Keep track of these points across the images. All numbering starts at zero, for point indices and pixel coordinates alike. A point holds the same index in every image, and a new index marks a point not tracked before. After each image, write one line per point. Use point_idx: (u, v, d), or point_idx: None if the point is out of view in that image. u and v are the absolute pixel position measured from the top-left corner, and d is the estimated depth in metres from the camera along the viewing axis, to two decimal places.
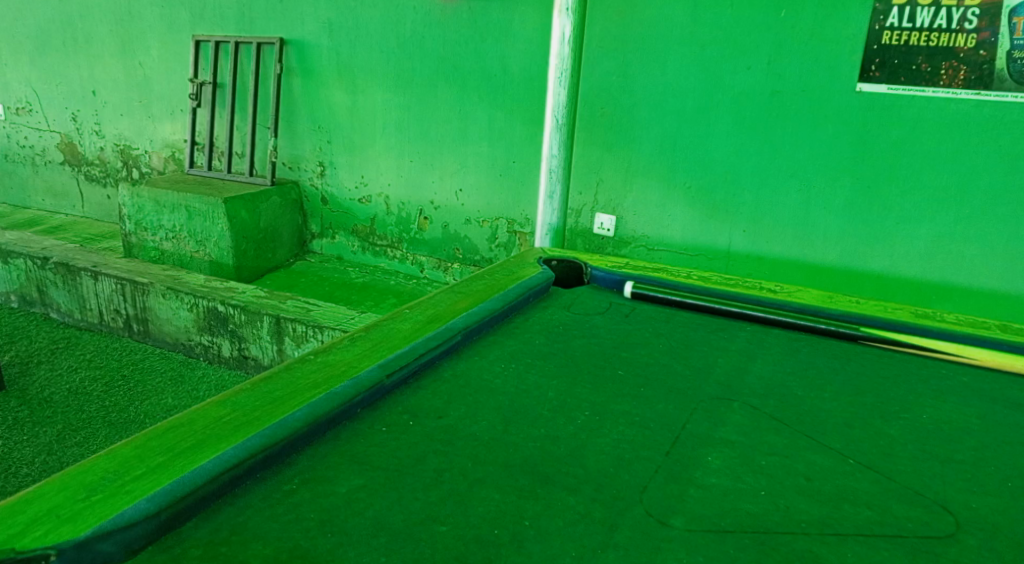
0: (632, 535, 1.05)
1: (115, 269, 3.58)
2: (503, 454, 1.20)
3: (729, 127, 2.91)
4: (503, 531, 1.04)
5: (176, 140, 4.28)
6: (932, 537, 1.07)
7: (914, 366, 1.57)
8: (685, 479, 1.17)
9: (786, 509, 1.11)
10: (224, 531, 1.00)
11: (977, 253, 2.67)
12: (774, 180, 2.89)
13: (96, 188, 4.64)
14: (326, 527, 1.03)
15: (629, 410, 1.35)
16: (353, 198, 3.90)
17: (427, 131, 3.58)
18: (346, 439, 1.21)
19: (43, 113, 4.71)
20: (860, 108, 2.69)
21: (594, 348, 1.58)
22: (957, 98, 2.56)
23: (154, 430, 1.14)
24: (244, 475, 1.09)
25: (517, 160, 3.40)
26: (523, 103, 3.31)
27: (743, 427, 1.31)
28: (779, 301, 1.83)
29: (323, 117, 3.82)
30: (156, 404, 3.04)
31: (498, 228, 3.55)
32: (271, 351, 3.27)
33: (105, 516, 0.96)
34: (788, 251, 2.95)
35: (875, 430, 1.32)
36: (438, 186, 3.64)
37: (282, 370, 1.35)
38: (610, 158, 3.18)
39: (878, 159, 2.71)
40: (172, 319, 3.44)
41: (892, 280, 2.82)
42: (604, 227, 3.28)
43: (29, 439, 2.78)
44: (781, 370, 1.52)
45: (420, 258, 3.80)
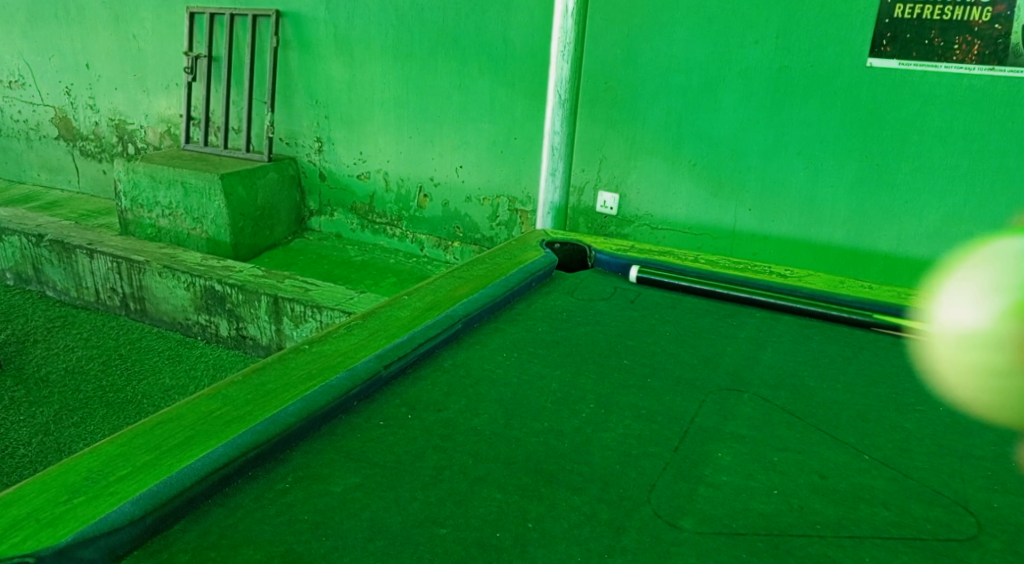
0: (640, 538, 1.00)
1: (111, 247, 3.52)
2: (506, 450, 1.15)
3: (735, 103, 2.84)
4: (505, 535, 0.99)
5: (171, 115, 4.21)
6: (952, 539, 1.03)
7: (929, 354, 1.52)
8: (694, 477, 1.12)
9: (800, 510, 1.07)
10: (214, 535, 0.96)
11: (988, 233, 2.61)
12: (782, 159, 2.83)
13: (91, 163, 4.57)
14: (320, 530, 0.99)
15: (636, 402, 1.30)
16: (351, 174, 3.83)
17: (427, 106, 3.50)
18: (341, 434, 1.16)
19: (37, 86, 4.63)
20: (871, 84, 2.62)
21: (599, 336, 1.53)
22: (970, 74, 2.48)
23: (141, 426, 1.10)
24: (235, 474, 1.04)
25: (519, 136, 3.33)
26: (525, 78, 3.23)
27: (753, 420, 1.27)
28: (789, 286, 1.77)
29: (320, 91, 3.74)
30: (154, 384, 3.00)
31: (499, 206, 3.49)
32: (269, 330, 3.22)
33: (88, 520, 0.91)
34: (795, 230, 2.89)
35: (890, 424, 1.28)
36: (437, 163, 3.58)
37: (275, 362, 1.30)
38: (613, 135, 3.11)
39: (888, 136, 2.64)
40: (169, 298, 3.39)
41: (900, 260, 2.77)
42: (606, 205, 3.22)
43: (26, 420, 2.74)
44: (792, 360, 1.47)
45: (420, 236, 3.75)
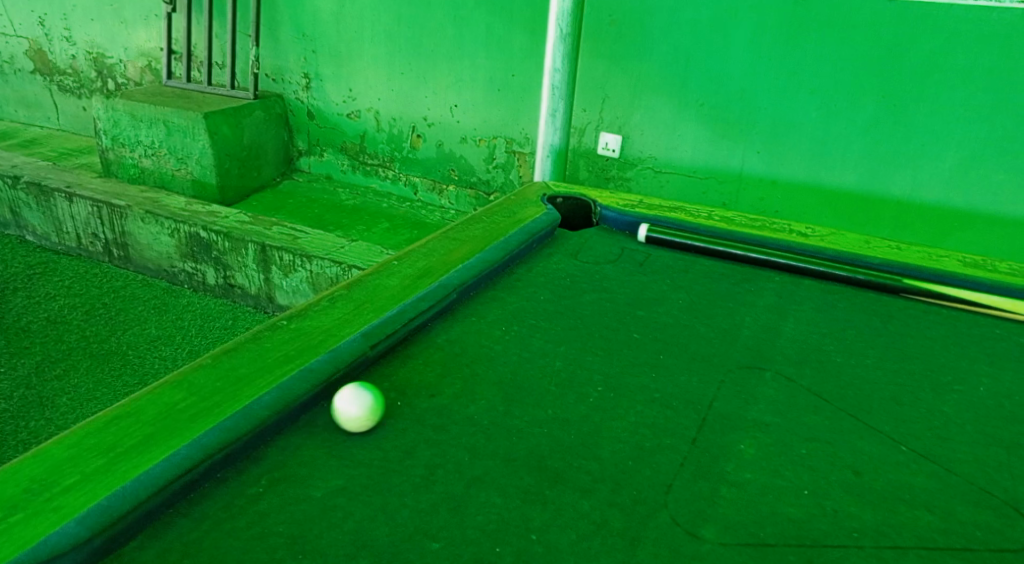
0: (657, 552, 0.89)
1: (91, 191, 3.35)
2: (505, 444, 1.03)
3: (747, 39, 2.63)
4: (506, 550, 0.88)
5: (152, 49, 3.99)
6: (1006, 550, 0.92)
7: (962, 323, 1.41)
8: (716, 475, 1.01)
9: (835, 515, 0.96)
10: (176, 553, 0.85)
11: (1006, 178, 2.44)
12: (793, 100, 2.64)
13: (70, 99, 4.35)
14: (297, 545, 0.87)
15: (648, 384, 1.18)
16: (341, 113, 3.64)
17: (421, 40, 3.29)
18: (322, 426, 1.04)
19: (10, 17, 4.38)
20: (892, 20, 2.42)
21: (606, 306, 1.40)
22: (1000, 7, 2.28)
23: (94, 423, 0.98)
24: (201, 478, 0.92)
25: (516, 74, 3.14)
26: (523, 9, 3.02)
27: (777, 404, 1.15)
28: (812, 247, 1.64)
29: (307, 24, 3.53)
30: (139, 334, 2.87)
31: (496, 147, 3.32)
32: (258, 279, 3.09)
33: (25, 544, 0.81)
34: (805, 175, 2.72)
35: (927, 407, 1.17)
36: (431, 101, 3.39)
37: (249, 340, 1.18)
38: (617, 72, 2.91)
39: (908, 75, 2.45)
40: (153, 244, 3.24)
41: (913, 206, 2.60)
42: (608, 147, 3.03)
43: (6, 372, 2.61)
44: (817, 332, 1.35)
45: (413, 179, 3.59)
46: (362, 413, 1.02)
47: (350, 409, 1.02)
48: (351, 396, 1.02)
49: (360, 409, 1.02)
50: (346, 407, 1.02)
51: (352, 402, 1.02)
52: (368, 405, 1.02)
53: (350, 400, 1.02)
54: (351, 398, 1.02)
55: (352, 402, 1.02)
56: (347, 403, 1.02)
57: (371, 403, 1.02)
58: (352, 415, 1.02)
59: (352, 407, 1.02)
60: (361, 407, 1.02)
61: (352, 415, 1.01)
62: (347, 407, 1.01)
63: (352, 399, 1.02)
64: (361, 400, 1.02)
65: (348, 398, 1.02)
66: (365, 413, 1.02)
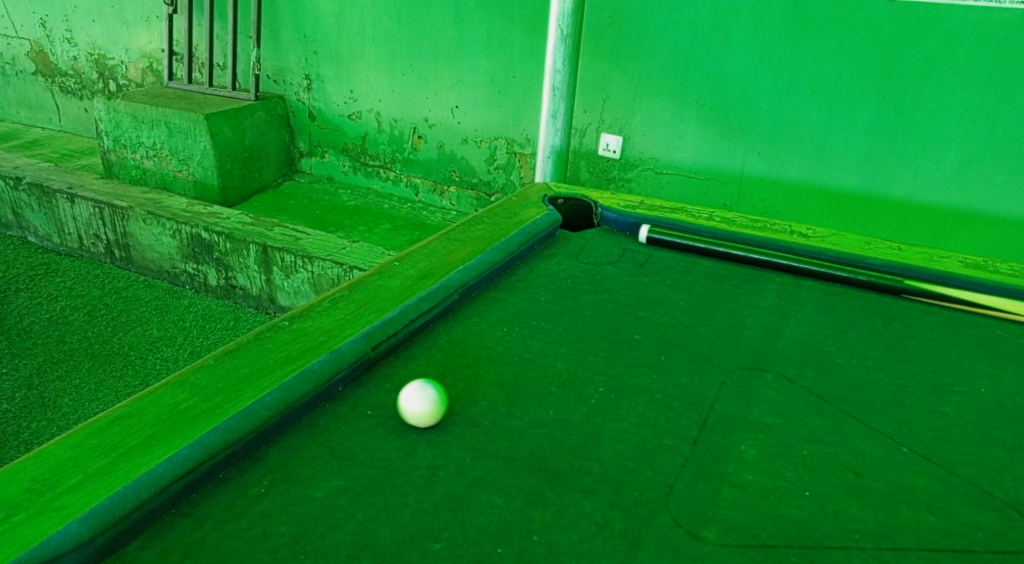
0: (658, 553, 0.89)
1: (92, 192, 3.36)
2: (507, 445, 1.03)
3: (748, 40, 2.63)
4: (507, 550, 0.88)
5: (153, 50, 3.99)
6: (1007, 551, 0.92)
7: (964, 324, 1.41)
8: (717, 476, 1.01)
9: (836, 516, 0.96)
10: (178, 553, 0.85)
11: (1007, 179, 2.44)
12: (794, 101, 2.64)
13: (72, 100, 4.36)
14: (299, 546, 0.87)
15: (649, 385, 1.19)
16: (342, 114, 3.64)
17: (422, 41, 3.29)
18: (324, 427, 1.04)
19: (12, 18, 4.39)
20: (893, 21, 2.42)
21: (607, 307, 1.41)
22: (1001, 8, 2.28)
23: (96, 424, 0.98)
24: (203, 479, 0.92)
25: (517, 75, 3.15)
26: (525, 10, 3.03)
27: (778, 406, 1.15)
28: (813, 248, 1.64)
29: (308, 26, 3.53)
30: (141, 335, 2.88)
31: (497, 148, 3.32)
32: (259, 280, 3.09)
33: (28, 545, 0.81)
34: (806, 176, 2.72)
35: (929, 409, 1.17)
36: (432, 102, 3.39)
37: (251, 341, 1.18)
38: (618, 73, 2.91)
39: (908, 76, 2.45)
40: (154, 245, 3.24)
41: (915, 207, 2.59)
42: (609, 148, 3.03)
43: (8, 372, 2.62)
44: (818, 333, 1.35)
45: (415, 181, 3.59)
46: (426, 403, 1.03)
47: (421, 409, 1.03)
48: (412, 395, 1.04)
49: (430, 405, 1.04)
50: (417, 407, 1.03)
51: (421, 401, 1.03)
52: (428, 394, 1.04)
53: (416, 400, 1.03)
54: (418, 397, 1.04)
55: (412, 401, 1.03)
56: (418, 404, 1.03)
57: (432, 392, 1.04)
58: (425, 414, 1.04)
59: (419, 403, 1.03)
60: (421, 399, 1.03)
61: (424, 413, 1.03)
62: (416, 408, 1.03)
63: (416, 398, 1.04)
64: (416, 395, 1.04)
65: (410, 400, 1.03)
66: (430, 400, 1.04)
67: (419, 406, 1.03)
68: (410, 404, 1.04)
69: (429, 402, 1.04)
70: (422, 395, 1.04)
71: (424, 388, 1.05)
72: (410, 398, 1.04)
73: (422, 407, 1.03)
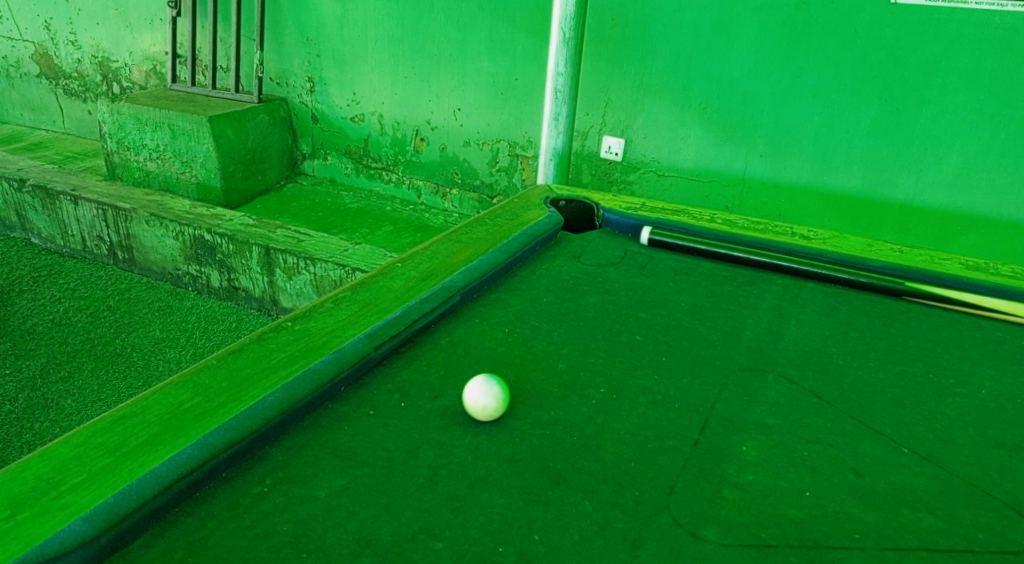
0: (658, 552, 0.90)
1: (96, 194, 3.37)
2: (508, 445, 1.04)
3: (750, 43, 2.64)
4: (508, 549, 0.89)
5: (156, 53, 4.00)
6: (1008, 551, 0.93)
7: (965, 326, 1.41)
8: (718, 477, 1.01)
9: (836, 516, 0.97)
10: (180, 552, 0.85)
11: (1009, 182, 2.44)
12: (796, 104, 2.64)
13: (76, 103, 4.37)
14: (301, 544, 0.88)
15: (651, 386, 1.19)
16: (345, 117, 3.65)
17: (424, 44, 3.30)
18: (327, 427, 1.05)
19: (16, 21, 4.40)
20: (894, 23, 2.42)
21: (609, 308, 1.41)
22: (1003, 12, 2.28)
23: (99, 423, 0.99)
24: (206, 478, 0.93)
25: (519, 77, 3.15)
26: (527, 13, 3.04)
27: (778, 407, 1.15)
28: (814, 250, 1.65)
29: (311, 28, 3.54)
30: (144, 336, 2.88)
31: (499, 151, 3.33)
32: (262, 282, 3.10)
33: (32, 543, 0.82)
34: (808, 178, 2.72)
35: (929, 410, 1.17)
36: (435, 105, 3.40)
37: (254, 341, 1.19)
38: (620, 76, 2.91)
39: (910, 79, 2.46)
40: (157, 247, 3.25)
41: (917, 210, 2.60)
42: (611, 151, 3.04)
43: (12, 374, 2.63)
44: (819, 335, 1.36)
45: (417, 183, 3.59)
46: (487, 392, 1.07)
47: (489, 405, 1.06)
48: (480, 391, 1.07)
49: (499, 408, 1.07)
50: (489, 402, 1.06)
51: (495, 400, 1.07)
52: (483, 386, 1.07)
53: (486, 391, 1.07)
54: (496, 395, 1.07)
55: (480, 399, 1.06)
56: (492, 401, 1.06)
57: (483, 384, 1.08)
58: (488, 413, 1.07)
59: (485, 396, 1.06)
60: (482, 394, 1.07)
61: (490, 410, 1.06)
62: (487, 401, 1.06)
63: (481, 393, 1.07)
64: (476, 395, 1.07)
65: (478, 399, 1.06)
66: (487, 387, 1.07)
67: (487, 398, 1.06)
68: (484, 394, 1.06)
69: (487, 390, 1.07)
70: (499, 394, 1.07)
71: (475, 388, 1.07)
72: (488, 391, 1.07)
73: (488, 397, 1.06)
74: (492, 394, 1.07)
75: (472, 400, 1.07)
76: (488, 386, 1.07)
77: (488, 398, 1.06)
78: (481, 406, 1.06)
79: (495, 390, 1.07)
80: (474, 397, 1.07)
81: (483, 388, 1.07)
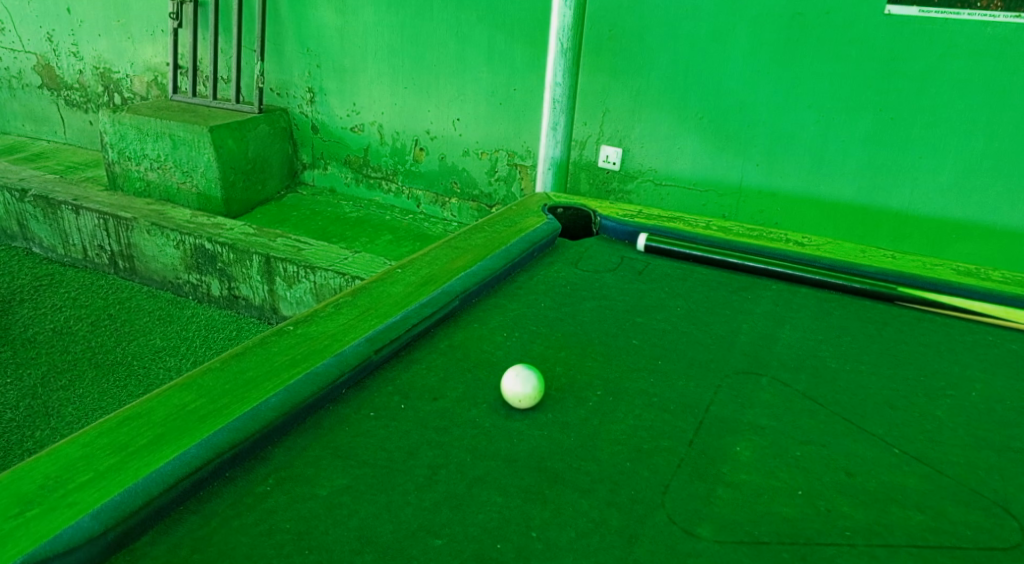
0: (653, 549, 0.92)
1: (97, 203, 3.39)
2: (507, 446, 1.06)
3: (746, 53, 2.67)
4: (506, 546, 0.91)
5: (158, 64, 4.04)
6: (996, 548, 0.95)
7: (957, 331, 1.43)
8: (712, 476, 1.03)
9: (827, 514, 0.98)
10: (186, 548, 0.87)
11: (1004, 190, 2.47)
12: (792, 113, 2.67)
13: (77, 113, 4.40)
14: (303, 541, 0.90)
15: (647, 388, 1.21)
16: (345, 127, 3.68)
17: (424, 55, 3.34)
18: (328, 428, 1.07)
19: (18, 32, 4.44)
20: (888, 33, 2.46)
21: (606, 313, 1.43)
22: (995, 22, 2.32)
23: (105, 424, 1.01)
24: (209, 477, 0.95)
25: (518, 88, 3.19)
26: (524, 24, 3.07)
27: (771, 409, 1.17)
28: (808, 256, 1.67)
29: (312, 39, 3.58)
30: (144, 345, 2.90)
31: (498, 160, 3.36)
32: (262, 290, 3.12)
33: (41, 539, 0.84)
34: (804, 187, 2.75)
35: (920, 412, 1.19)
36: (434, 115, 3.43)
37: (256, 345, 1.21)
38: (617, 86, 2.94)
39: (904, 88, 2.49)
40: (158, 256, 3.28)
41: (912, 218, 2.62)
42: (609, 160, 3.07)
43: (13, 382, 2.64)
44: (812, 339, 1.38)
45: (416, 193, 3.62)
46: (518, 378, 1.12)
47: (523, 388, 1.12)
48: (514, 383, 1.12)
49: (525, 401, 1.12)
50: (528, 385, 1.12)
51: (529, 377, 1.13)
52: (510, 379, 1.13)
53: (516, 378, 1.12)
54: (537, 392, 1.12)
55: (522, 386, 1.12)
56: (532, 387, 1.12)
57: (508, 377, 1.13)
58: (511, 391, 1.12)
59: (521, 381, 1.12)
60: (517, 382, 1.12)
61: (530, 394, 1.12)
62: (526, 382, 1.12)
63: (515, 383, 1.12)
64: (515, 386, 1.12)
65: (522, 386, 1.11)
66: (513, 375, 1.13)
67: (524, 382, 1.12)
68: (529, 379, 1.12)
69: (516, 378, 1.12)
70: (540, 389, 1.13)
71: (509, 385, 1.12)
72: (531, 377, 1.13)
73: (523, 380, 1.12)
74: (535, 391, 1.12)
75: (517, 392, 1.12)
76: (512, 376, 1.13)
77: (525, 381, 1.12)
78: (518, 381, 1.12)
79: (537, 379, 1.13)
80: (516, 388, 1.12)
81: (513, 380, 1.12)
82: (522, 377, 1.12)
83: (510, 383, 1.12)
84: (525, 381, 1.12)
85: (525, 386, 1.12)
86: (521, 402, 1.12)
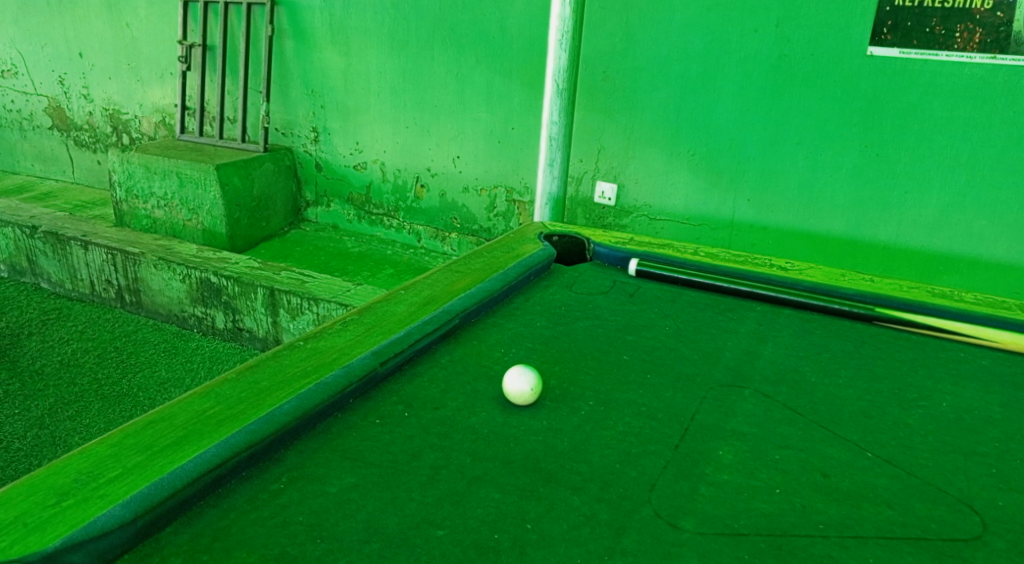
0: (640, 539, 0.99)
1: (106, 239, 3.49)
2: (504, 449, 1.13)
3: (735, 93, 2.79)
4: (503, 536, 0.98)
5: (166, 105, 4.17)
6: (959, 539, 1.02)
7: (932, 348, 1.51)
8: (695, 476, 1.10)
9: (803, 509, 1.06)
10: (206, 537, 0.95)
11: (985, 223, 2.57)
12: (781, 150, 2.78)
13: (86, 153, 4.52)
14: (316, 532, 0.97)
15: (635, 399, 1.29)
16: (348, 165, 3.79)
17: (425, 95, 3.46)
18: (337, 433, 1.14)
19: (31, 76, 4.58)
20: (870, 74, 2.57)
21: (598, 331, 1.51)
22: (972, 63, 2.43)
23: (132, 426, 1.08)
24: (228, 475, 1.03)
25: (516, 127, 3.30)
26: (519, 65, 3.20)
27: (753, 417, 1.25)
28: (791, 280, 1.76)
29: (316, 81, 3.71)
30: (149, 377, 2.97)
31: (497, 196, 3.46)
32: (266, 322, 3.20)
33: (77, 524, 0.91)
34: (793, 222, 2.85)
35: (893, 420, 1.27)
36: (435, 153, 3.54)
37: (270, 358, 1.29)
38: (611, 124, 3.06)
39: (887, 125, 2.60)
40: (164, 289, 3.36)
41: (899, 251, 2.72)
42: (604, 196, 3.17)
43: (21, 413, 2.71)
44: (793, 355, 1.46)
45: (417, 228, 3.72)
46: (513, 379, 1.23)
47: (524, 382, 1.23)
48: (515, 385, 1.23)
49: (531, 392, 1.23)
50: (527, 379, 1.23)
51: (522, 372, 1.24)
52: (509, 384, 1.23)
53: (513, 380, 1.23)
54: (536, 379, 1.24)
55: (523, 381, 1.23)
56: (529, 378, 1.23)
57: (507, 383, 1.23)
58: (517, 392, 1.22)
59: (519, 379, 1.23)
60: (516, 383, 1.23)
61: (531, 385, 1.23)
62: (522, 377, 1.23)
63: (516, 384, 1.23)
64: (518, 386, 1.23)
65: (522, 381, 1.23)
66: (509, 380, 1.23)
67: (520, 378, 1.23)
68: (524, 373, 1.24)
69: (512, 381, 1.23)
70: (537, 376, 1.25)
71: (513, 389, 1.23)
72: (525, 371, 1.24)
73: (519, 378, 1.23)
74: (534, 388, 1.23)
75: (523, 388, 1.22)
76: (507, 383, 1.24)
77: (521, 378, 1.23)
78: (519, 378, 1.23)
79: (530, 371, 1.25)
80: (520, 385, 1.22)
81: (512, 383, 1.23)
82: (516, 377, 1.23)
83: (511, 379, 1.23)
84: (521, 378, 1.23)
85: (524, 380, 1.23)
86: (519, 397, 1.23)
